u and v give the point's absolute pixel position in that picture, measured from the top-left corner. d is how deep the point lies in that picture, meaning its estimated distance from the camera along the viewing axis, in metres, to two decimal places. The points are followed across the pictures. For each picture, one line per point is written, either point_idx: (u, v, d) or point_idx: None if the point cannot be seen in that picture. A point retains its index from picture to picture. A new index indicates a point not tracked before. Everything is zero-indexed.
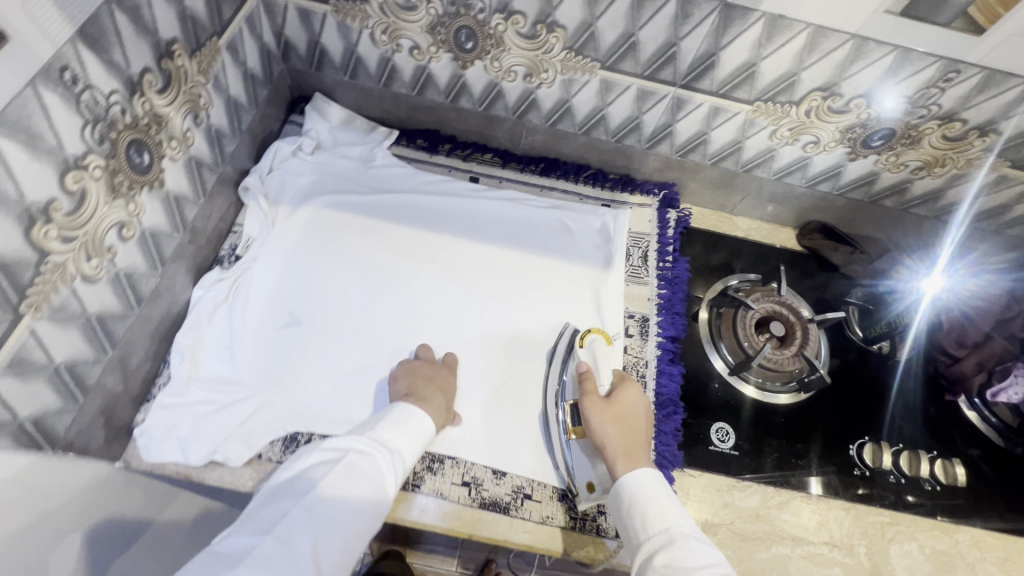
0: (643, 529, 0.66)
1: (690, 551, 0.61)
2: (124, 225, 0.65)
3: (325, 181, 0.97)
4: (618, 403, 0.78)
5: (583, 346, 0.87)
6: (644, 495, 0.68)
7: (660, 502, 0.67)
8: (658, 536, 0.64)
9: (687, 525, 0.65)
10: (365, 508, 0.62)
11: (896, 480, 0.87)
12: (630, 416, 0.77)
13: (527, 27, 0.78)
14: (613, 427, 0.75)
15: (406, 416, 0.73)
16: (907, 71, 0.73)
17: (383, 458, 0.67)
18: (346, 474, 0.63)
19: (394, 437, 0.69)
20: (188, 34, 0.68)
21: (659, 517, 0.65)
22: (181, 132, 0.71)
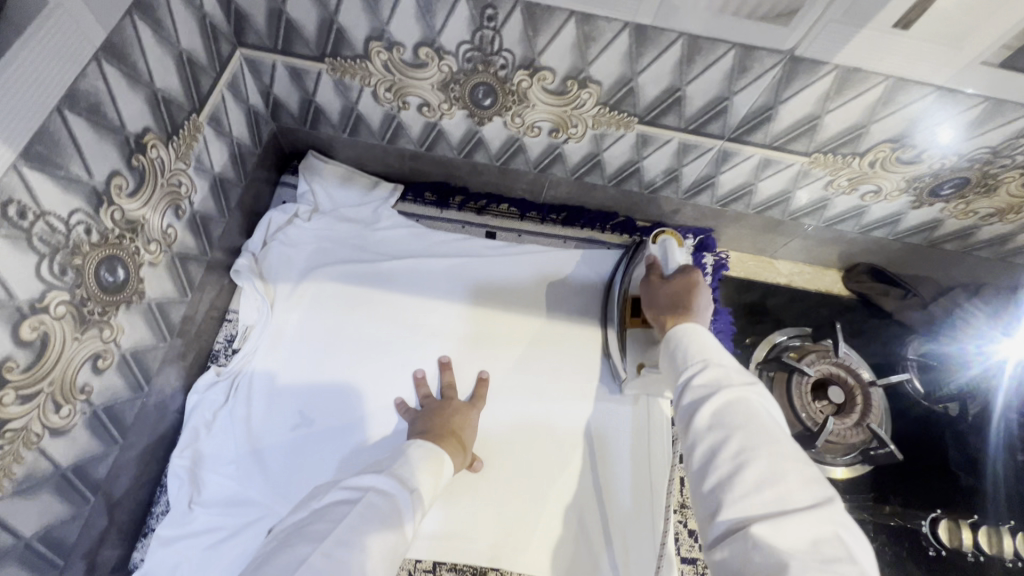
0: (681, 359, 0.54)
1: (730, 378, 0.49)
2: (100, 356, 0.55)
3: (325, 249, 0.86)
4: (674, 281, 0.67)
5: (655, 243, 0.78)
6: (688, 341, 0.55)
7: (708, 344, 0.54)
8: (694, 362, 0.53)
9: (734, 360, 0.52)
10: (388, 559, 0.51)
11: (975, 558, 0.79)
12: (685, 289, 0.65)
13: (555, 83, 0.68)
14: (665, 296, 0.66)
15: (426, 454, 0.63)
16: (995, 123, 0.64)
17: (405, 499, 0.56)
18: (368, 513, 0.52)
19: (416, 476, 0.59)
20: (161, 120, 0.57)
21: (699, 350, 0.54)
22: (161, 231, 0.61)
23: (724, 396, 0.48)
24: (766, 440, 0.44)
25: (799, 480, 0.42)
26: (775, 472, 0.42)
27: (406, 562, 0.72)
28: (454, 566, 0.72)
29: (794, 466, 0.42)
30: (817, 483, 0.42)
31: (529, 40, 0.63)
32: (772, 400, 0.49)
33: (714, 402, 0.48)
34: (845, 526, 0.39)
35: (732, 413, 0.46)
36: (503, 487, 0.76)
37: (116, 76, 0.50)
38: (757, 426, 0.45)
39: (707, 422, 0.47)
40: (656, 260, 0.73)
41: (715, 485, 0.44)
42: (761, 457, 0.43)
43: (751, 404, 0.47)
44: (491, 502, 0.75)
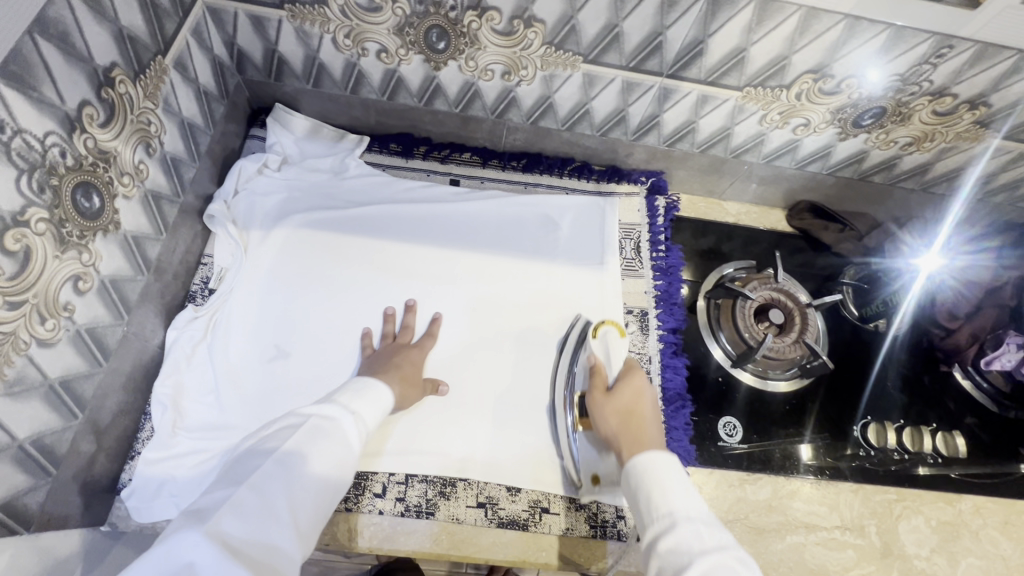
0: (647, 513, 0.60)
1: (701, 541, 0.55)
2: (80, 278, 0.58)
3: (297, 198, 0.91)
4: (623, 393, 0.75)
5: (595, 339, 0.87)
6: (651, 484, 0.61)
7: (659, 479, 0.62)
8: (660, 519, 0.58)
9: (698, 509, 0.59)
10: (335, 467, 0.58)
11: (902, 456, 0.87)
12: (633, 401, 0.74)
13: (503, 23, 0.73)
14: (615, 415, 0.73)
15: (366, 386, 0.69)
16: (899, 49, 0.71)
17: (348, 419, 0.63)
18: (314, 433, 0.59)
19: (358, 401, 0.66)
20: (128, 57, 0.61)
21: (663, 504, 0.59)
22: (133, 165, 0.65)
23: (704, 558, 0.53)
24: None
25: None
26: None
27: (379, 474, 0.76)
28: (425, 478, 0.76)
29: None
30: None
31: None
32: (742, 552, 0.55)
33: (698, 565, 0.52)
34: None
35: None
36: (465, 411, 0.82)
37: (82, 8, 0.53)
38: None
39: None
40: (597, 363, 0.80)
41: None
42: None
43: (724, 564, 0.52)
44: (454, 424, 0.81)
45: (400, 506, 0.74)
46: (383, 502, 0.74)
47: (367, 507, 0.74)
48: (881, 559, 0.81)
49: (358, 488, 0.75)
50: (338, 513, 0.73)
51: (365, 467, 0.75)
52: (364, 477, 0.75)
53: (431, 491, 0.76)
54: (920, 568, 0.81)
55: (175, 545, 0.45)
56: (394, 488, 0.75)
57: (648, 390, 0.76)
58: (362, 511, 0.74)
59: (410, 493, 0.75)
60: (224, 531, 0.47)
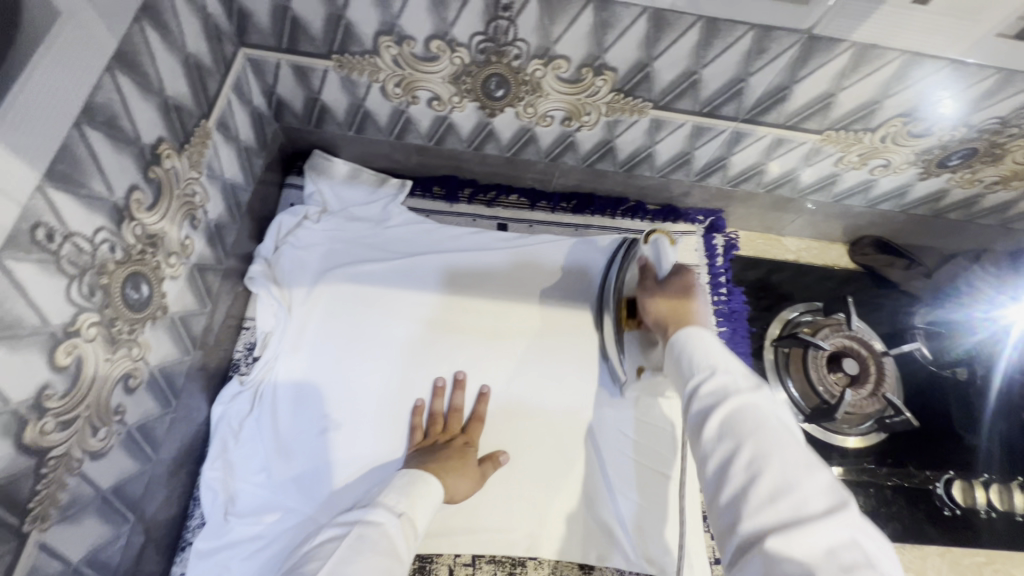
0: (689, 364, 0.56)
1: (739, 389, 0.51)
2: (131, 375, 0.53)
3: (338, 250, 0.85)
4: (672, 285, 0.70)
5: (652, 257, 0.81)
6: (691, 346, 0.57)
7: (711, 347, 0.56)
8: (702, 368, 0.55)
9: (740, 365, 0.54)
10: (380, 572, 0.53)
11: (989, 515, 0.83)
12: (682, 294, 0.68)
13: (570, 71, 0.67)
14: (664, 303, 0.68)
15: (414, 479, 0.65)
16: (1005, 93, 0.65)
17: (394, 523, 0.59)
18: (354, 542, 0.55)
19: (401, 498, 0.62)
20: (174, 128, 0.55)
21: (705, 356, 0.55)
22: (179, 243, 0.59)
23: (737, 402, 0.50)
24: (775, 445, 0.46)
25: (812, 489, 0.43)
26: (793, 481, 0.43)
27: (445, 557, 0.72)
28: (493, 558, 0.72)
29: (807, 475, 0.44)
30: (835, 491, 0.43)
31: (545, 29, 0.61)
32: (779, 404, 0.51)
33: (727, 411, 0.50)
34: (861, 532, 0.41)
35: (738, 423, 0.48)
36: (513, 486, 0.76)
37: (129, 86, 0.48)
38: (774, 438, 0.46)
39: (717, 432, 0.49)
40: (647, 261, 0.75)
41: (734, 497, 0.45)
42: (776, 466, 0.45)
43: (760, 414, 0.49)
44: (503, 501, 0.75)
45: None
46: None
47: None
48: None
49: (424, 572, 0.71)
50: None
51: (430, 549, 0.71)
52: (429, 560, 0.71)
53: (500, 573, 0.72)
54: None
55: None
56: (462, 570, 0.71)
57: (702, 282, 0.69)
58: None
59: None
60: None
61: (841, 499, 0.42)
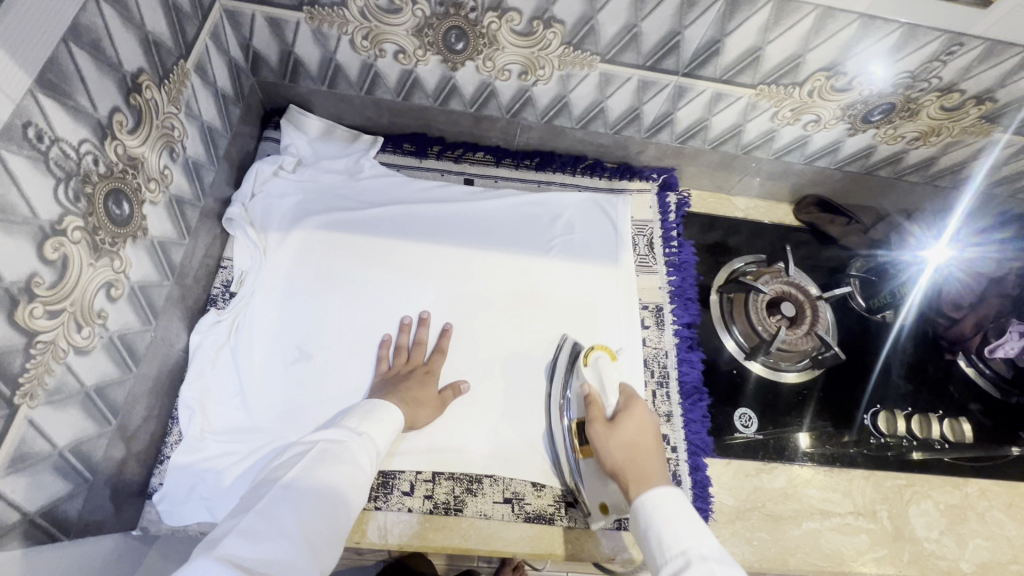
0: (657, 552, 0.59)
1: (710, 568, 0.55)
2: (112, 284, 0.59)
3: (311, 199, 0.90)
4: (623, 428, 0.73)
5: (587, 366, 0.83)
6: (658, 526, 0.61)
7: (679, 517, 0.61)
8: (672, 559, 0.58)
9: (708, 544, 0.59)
10: (339, 487, 0.59)
11: (911, 443, 0.90)
12: (637, 437, 0.72)
13: (522, 24, 0.73)
14: (619, 452, 0.70)
15: (375, 408, 0.71)
16: (911, 47, 0.72)
17: (355, 441, 0.65)
18: (319, 458, 0.61)
19: (362, 421, 0.68)
20: (153, 62, 0.61)
21: (673, 542, 0.59)
22: (158, 171, 0.64)
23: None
24: None
25: None
26: None
27: (407, 474, 0.77)
28: (452, 475, 0.78)
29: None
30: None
31: None
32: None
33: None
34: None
35: None
36: (467, 416, 0.82)
37: (113, 15, 0.53)
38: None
39: None
40: (591, 391, 0.78)
41: None
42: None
43: None
44: (459, 430, 0.81)
45: (428, 503, 0.76)
46: (409, 498, 0.76)
47: (396, 504, 0.76)
48: (893, 543, 0.83)
49: (387, 486, 0.76)
50: (369, 511, 0.75)
51: (393, 466, 0.77)
52: (392, 476, 0.77)
53: (458, 488, 0.78)
54: (930, 550, 0.84)
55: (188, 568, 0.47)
56: (422, 486, 0.77)
57: (646, 423, 0.74)
58: (391, 508, 0.75)
59: (437, 490, 0.77)
60: (233, 554, 0.50)
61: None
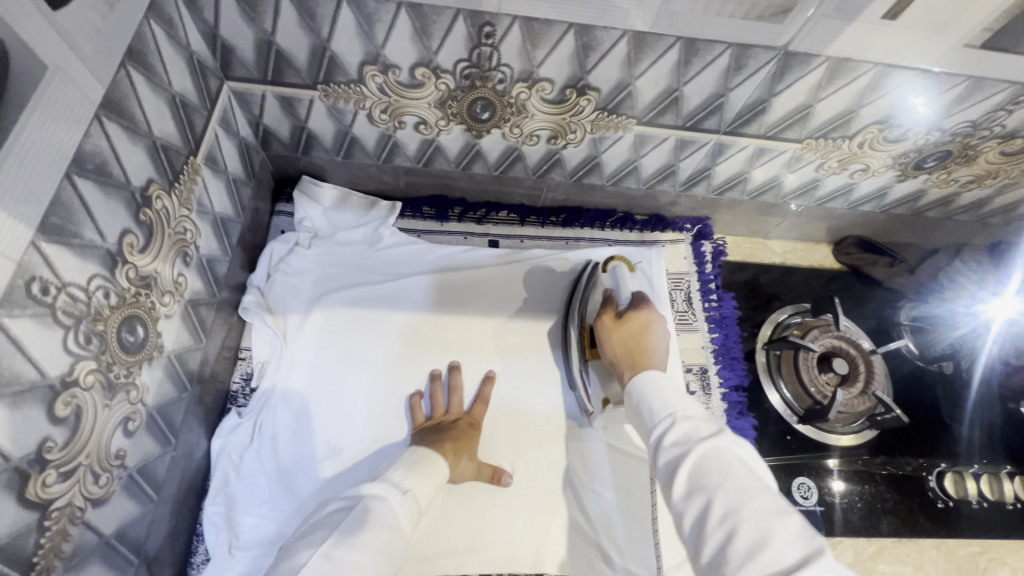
0: (649, 417, 0.59)
1: (699, 437, 0.53)
2: (130, 418, 0.53)
3: (329, 274, 0.85)
4: (631, 326, 0.73)
5: (606, 272, 0.86)
6: (650, 396, 0.61)
7: (669, 394, 0.60)
8: (662, 420, 0.58)
9: (695, 409, 0.58)
10: (386, 527, 0.55)
11: (980, 505, 0.86)
12: (641, 335, 0.72)
13: (554, 93, 0.68)
14: (622, 345, 0.71)
15: (420, 459, 0.65)
16: (976, 99, 0.67)
17: (398, 498, 0.59)
18: (361, 517, 0.54)
19: (408, 473, 0.63)
20: (162, 168, 0.56)
21: (664, 406, 0.59)
22: (173, 280, 0.59)
23: (704, 452, 0.52)
24: (742, 496, 0.47)
25: (765, 505, 0.47)
26: (763, 532, 0.45)
27: None
28: None
29: (778, 525, 0.45)
30: (807, 538, 0.44)
31: (527, 54, 0.62)
32: (740, 444, 0.54)
33: (695, 454, 0.52)
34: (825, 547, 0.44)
35: (708, 473, 0.50)
36: (509, 509, 0.76)
37: (117, 132, 0.48)
38: (743, 489, 0.48)
39: (685, 491, 0.50)
40: (611, 292, 0.80)
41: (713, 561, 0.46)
42: (749, 522, 0.46)
43: (722, 455, 0.51)
44: (500, 525, 0.75)
45: None
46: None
47: None
48: None
49: None
50: None
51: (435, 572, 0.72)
52: None
53: None
54: None
55: None
56: None
57: (647, 325, 0.73)
58: None
59: None
60: None
61: (815, 545, 0.44)
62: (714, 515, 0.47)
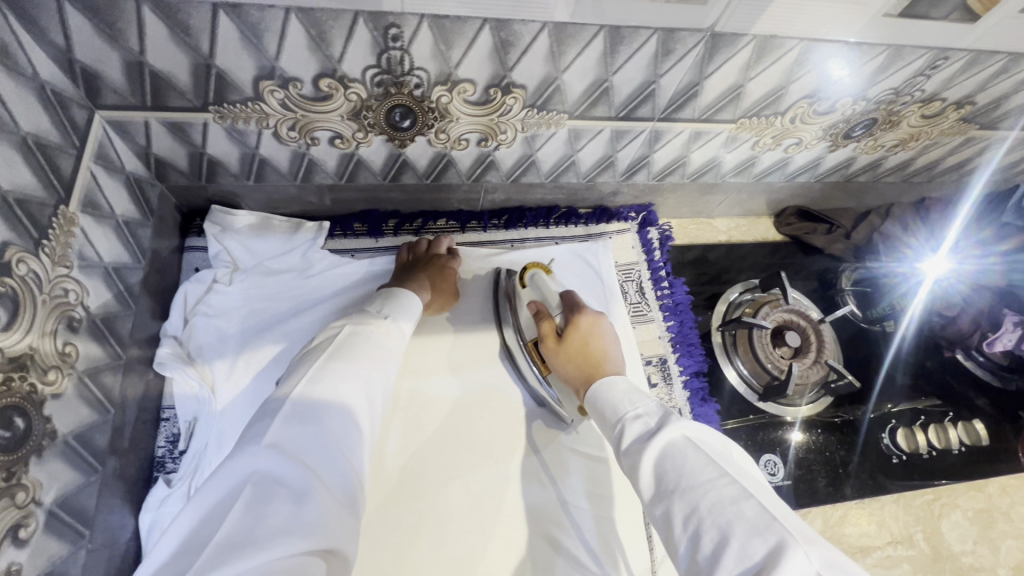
0: (612, 417, 0.56)
1: (656, 431, 0.51)
2: (20, 525, 0.45)
3: (258, 311, 0.78)
4: (574, 337, 0.69)
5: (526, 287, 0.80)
6: (607, 397, 0.58)
7: (620, 394, 0.57)
8: (619, 421, 0.55)
9: (646, 400, 0.56)
10: (378, 371, 0.56)
11: (931, 454, 0.90)
12: (587, 347, 0.68)
13: (477, 93, 0.63)
14: (572, 365, 0.67)
15: (395, 293, 0.66)
16: (897, 66, 0.67)
17: (380, 324, 0.60)
18: (344, 352, 0.55)
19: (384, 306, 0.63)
20: (22, 227, 0.47)
21: (614, 411, 0.56)
22: (58, 354, 0.51)
23: (659, 448, 0.49)
24: (700, 491, 0.44)
25: (723, 496, 0.43)
26: (722, 526, 0.42)
27: None
28: None
29: (736, 515, 0.42)
30: (765, 527, 0.41)
31: (442, 55, 0.57)
32: (693, 425, 0.51)
33: (654, 454, 0.49)
34: (788, 533, 0.40)
35: (666, 472, 0.47)
36: (485, 519, 0.69)
37: None
38: (698, 483, 0.45)
39: (651, 490, 0.48)
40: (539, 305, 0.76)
41: (690, 566, 0.42)
42: (708, 518, 0.43)
43: (674, 448, 0.49)
44: (474, 544, 0.67)
45: None
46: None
47: None
48: (933, 564, 0.85)
49: None
50: None
51: None
52: None
53: None
54: (967, 563, 0.86)
55: (243, 457, 0.45)
56: None
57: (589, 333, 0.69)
58: None
59: None
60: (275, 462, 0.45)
61: (776, 536, 0.40)
62: (675, 504, 0.45)
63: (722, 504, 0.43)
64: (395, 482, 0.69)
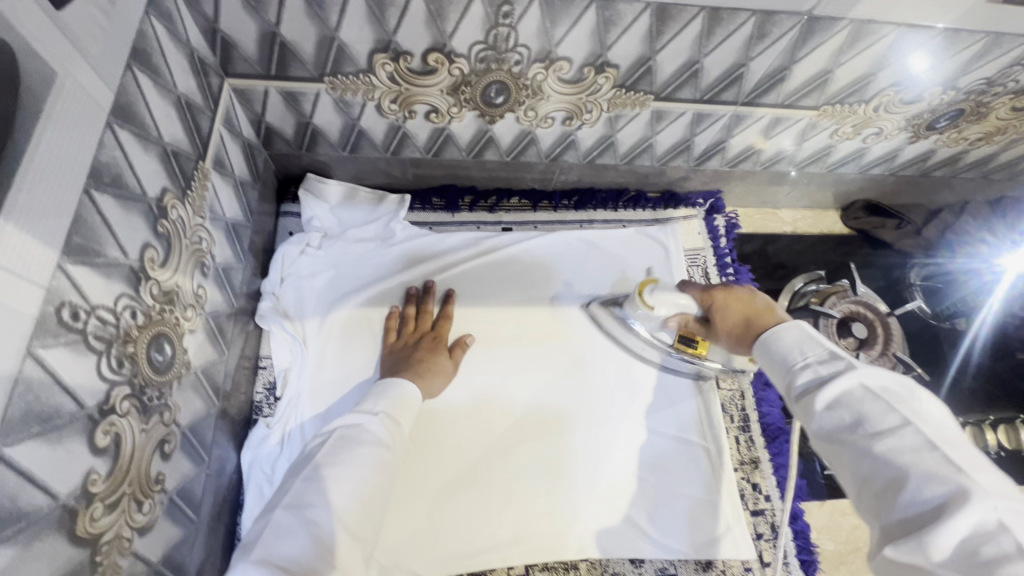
0: (781, 365, 0.53)
1: (830, 378, 0.47)
2: (165, 440, 0.51)
3: (346, 275, 0.82)
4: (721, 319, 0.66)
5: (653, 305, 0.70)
6: (778, 344, 0.54)
7: (793, 342, 0.53)
8: (789, 366, 0.52)
9: (826, 350, 0.51)
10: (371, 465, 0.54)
11: (999, 454, 0.88)
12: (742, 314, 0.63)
13: (572, 72, 0.66)
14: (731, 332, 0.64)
15: (388, 387, 0.65)
16: (994, 55, 0.66)
17: (373, 422, 0.58)
18: (338, 444, 0.54)
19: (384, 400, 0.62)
20: (175, 175, 0.52)
21: (789, 351, 0.53)
22: (193, 294, 0.57)
23: (835, 396, 0.46)
24: (885, 434, 0.42)
25: (900, 445, 0.41)
26: (901, 472, 0.39)
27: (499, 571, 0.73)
28: (545, 564, 0.74)
29: (918, 460, 0.39)
30: (945, 474, 0.38)
31: (546, 33, 0.60)
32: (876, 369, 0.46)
33: (824, 398, 0.46)
34: (975, 482, 0.37)
35: (842, 412, 0.45)
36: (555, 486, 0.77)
37: (128, 139, 0.45)
38: (878, 430, 0.42)
39: (824, 430, 0.46)
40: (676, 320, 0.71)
41: (864, 495, 0.42)
42: (884, 463, 0.41)
43: (855, 394, 0.45)
44: (538, 509, 0.75)
45: None
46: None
47: None
48: None
49: None
50: None
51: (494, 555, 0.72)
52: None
53: None
54: None
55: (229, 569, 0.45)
56: None
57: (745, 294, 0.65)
58: None
59: None
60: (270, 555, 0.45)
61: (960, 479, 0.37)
62: (849, 444, 0.43)
63: (903, 448, 0.40)
64: (467, 441, 0.78)
